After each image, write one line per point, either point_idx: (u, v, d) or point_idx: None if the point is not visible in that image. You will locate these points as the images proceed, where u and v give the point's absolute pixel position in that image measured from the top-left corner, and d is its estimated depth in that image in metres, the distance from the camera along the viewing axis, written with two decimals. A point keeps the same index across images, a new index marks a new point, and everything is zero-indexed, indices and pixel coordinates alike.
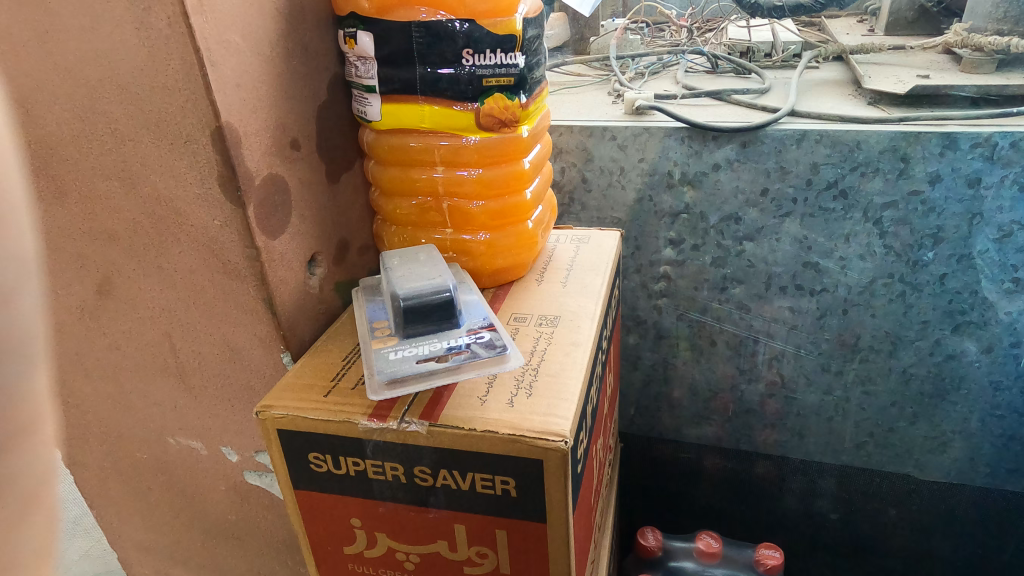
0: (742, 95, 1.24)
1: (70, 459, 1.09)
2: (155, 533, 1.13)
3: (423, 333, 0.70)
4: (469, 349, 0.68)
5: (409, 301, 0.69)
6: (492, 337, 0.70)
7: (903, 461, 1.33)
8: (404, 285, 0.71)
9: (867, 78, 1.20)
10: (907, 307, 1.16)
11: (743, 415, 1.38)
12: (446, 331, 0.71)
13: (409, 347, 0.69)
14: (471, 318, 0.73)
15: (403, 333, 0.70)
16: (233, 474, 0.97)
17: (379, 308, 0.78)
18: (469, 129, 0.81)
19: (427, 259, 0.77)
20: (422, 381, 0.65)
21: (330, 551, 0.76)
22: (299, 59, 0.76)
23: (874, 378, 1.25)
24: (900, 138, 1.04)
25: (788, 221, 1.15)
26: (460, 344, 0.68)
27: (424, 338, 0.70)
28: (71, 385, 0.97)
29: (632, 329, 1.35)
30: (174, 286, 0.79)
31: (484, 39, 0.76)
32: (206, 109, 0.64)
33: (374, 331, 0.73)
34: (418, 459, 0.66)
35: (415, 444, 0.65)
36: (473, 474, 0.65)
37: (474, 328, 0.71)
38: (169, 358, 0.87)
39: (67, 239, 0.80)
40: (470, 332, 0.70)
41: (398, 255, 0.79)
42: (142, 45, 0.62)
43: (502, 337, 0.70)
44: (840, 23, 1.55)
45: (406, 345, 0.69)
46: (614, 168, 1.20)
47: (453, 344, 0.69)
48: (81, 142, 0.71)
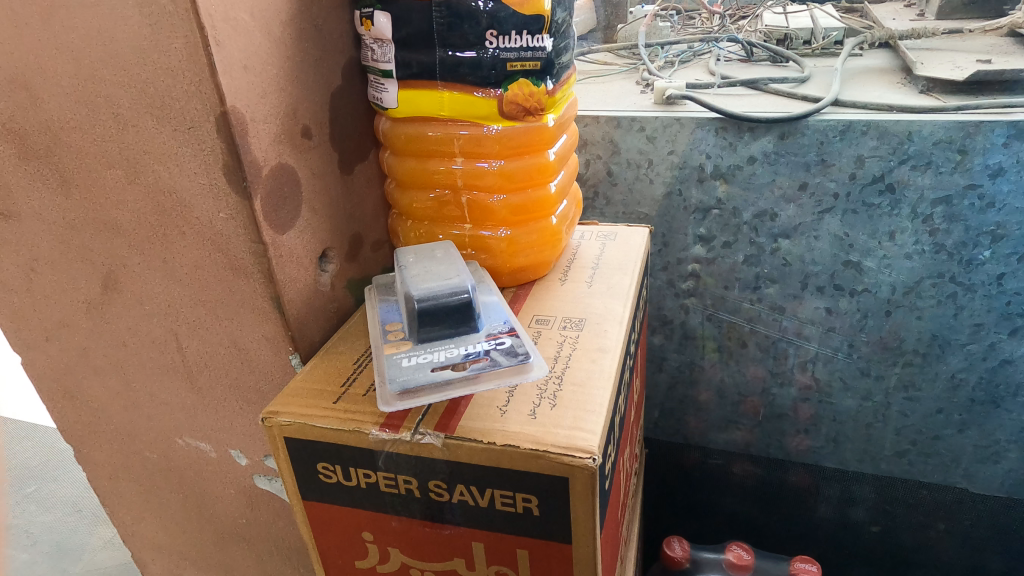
0: (780, 83, 1.18)
1: (80, 456, 1.06)
2: (167, 533, 1.10)
3: (439, 336, 0.65)
4: (488, 356, 0.63)
5: (424, 302, 0.64)
6: (514, 343, 0.65)
7: (947, 472, 1.26)
8: (420, 285, 0.66)
9: (917, 64, 1.12)
10: (957, 309, 1.09)
11: (775, 420, 1.31)
12: (464, 336, 0.66)
13: (424, 353, 0.64)
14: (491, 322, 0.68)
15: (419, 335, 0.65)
16: (242, 478, 0.93)
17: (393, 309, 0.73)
18: (492, 118, 0.76)
19: (444, 256, 0.72)
20: (436, 391, 0.60)
21: (340, 564, 0.72)
22: (313, 41, 0.71)
23: (918, 384, 1.18)
24: (957, 128, 0.96)
25: (829, 217, 1.08)
26: (479, 351, 0.63)
27: (441, 343, 0.65)
28: (78, 381, 0.95)
29: (658, 330, 1.29)
30: (180, 282, 0.75)
31: (509, 19, 0.70)
32: (210, 92, 0.59)
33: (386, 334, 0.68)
34: (432, 473, 0.62)
35: (430, 457, 0.61)
36: (492, 490, 0.60)
37: (496, 333, 0.66)
38: (177, 357, 0.83)
39: (71, 231, 0.77)
40: (490, 338, 0.65)
41: (414, 252, 0.73)
42: (142, 23, 0.58)
43: (525, 344, 0.65)
44: (885, 8, 1.47)
45: (420, 351, 0.64)
46: (642, 160, 1.14)
47: (471, 351, 0.64)
48: (81, 128, 0.67)
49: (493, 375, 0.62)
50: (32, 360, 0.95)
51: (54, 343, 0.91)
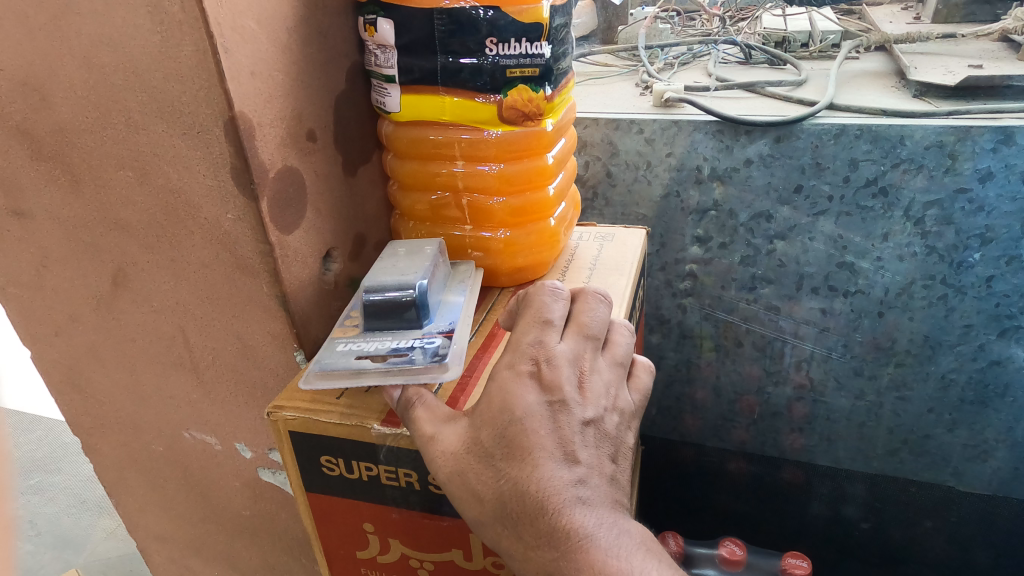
0: (777, 87, 1.19)
1: (88, 449, 1.08)
2: (173, 525, 1.13)
3: (382, 329, 0.68)
4: (412, 354, 0.65)
5: (372, 293, 0.67)
6: (442, 345, 0.66)
7: (939, 469, 1.29)
8: (374, 277, 0.69)
9: (912, 69, 1.14)
10: (949, 310, 1.11)
11: (770, 418, 1.34)
12: (405, 332, 0.68)
13: (360, 342, 0.68)
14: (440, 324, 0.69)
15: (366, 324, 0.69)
16: (247, 470, 0.95)
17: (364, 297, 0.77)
18: (492, 123, 0.78)
19: (403, 253, 0.74)
20: (349, 377, 0.63)
21: (342, 555, 0.75)
22: (318, 46, 0.73)
23: (910, 384, 1.20)
24: (948, 132, 0.98)
25: (823, 219, 1.10)
26: (405, 347, 0.65)
27: (381, 336, 0.68)
28: (87, 375, 0.97)
29: (655, 329, 1.32)
30: (188, 279, 0.78)
31: (509, 27, 0.72)
32: (219, 98, 0.61)
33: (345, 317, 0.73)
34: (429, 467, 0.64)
35: None
36: None
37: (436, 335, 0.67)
38: (184, 352, 0.86)
39: (83, 229, 0.79)
40: (426, 338, 0.67)
41: (404, 246, 0.76)
42: (155, 30, 0.60)
43: (452, 348, 0.66)
44: (882, 11, 1.48)
45: (359, 339, 0.68)
46: (640, 162, 1.16)
47: (400, 345, 0.66)
48: (93, 130, 0.69)
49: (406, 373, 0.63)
50: (42, 354, 0.98)
51: (65, 337, 0.93)
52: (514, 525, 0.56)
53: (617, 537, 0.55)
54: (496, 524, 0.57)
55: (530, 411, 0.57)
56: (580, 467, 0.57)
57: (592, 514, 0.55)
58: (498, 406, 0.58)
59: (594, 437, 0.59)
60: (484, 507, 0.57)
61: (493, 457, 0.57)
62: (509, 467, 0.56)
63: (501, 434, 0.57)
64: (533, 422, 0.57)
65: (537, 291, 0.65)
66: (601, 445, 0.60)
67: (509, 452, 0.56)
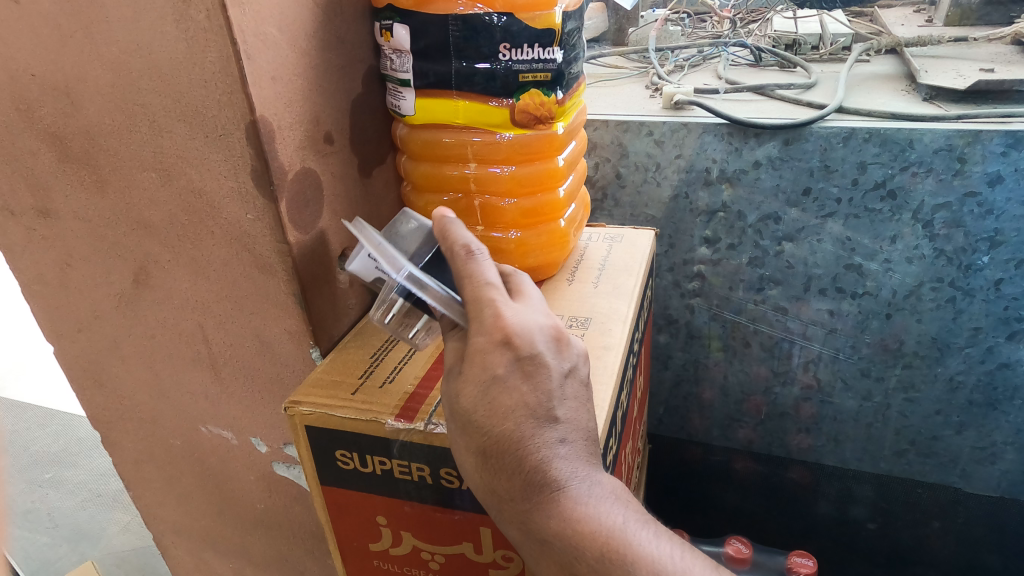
0: (786, 89, 1.20)
1: (108, 442, 1.11)
2: (189, 517, 1.15)
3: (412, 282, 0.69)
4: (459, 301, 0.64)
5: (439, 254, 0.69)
6: None
7: (947, 471, 1.28)
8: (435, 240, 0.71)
9: (922, 72, 1.15)
10: (957, 313, 1.11)
11: (777, 418, 1.35)
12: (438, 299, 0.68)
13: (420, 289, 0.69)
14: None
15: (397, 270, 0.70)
16: (262, 465, 0.97)
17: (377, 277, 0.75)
18: (504, 126, 0.79)
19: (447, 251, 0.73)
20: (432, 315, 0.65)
21: (356, 547, 0.77)
22: (336, 51, 0.75)
23: (917, 385, 1.21)
24: (957, 136, 0.99)
25: (831, 221, 1.11)
26: None
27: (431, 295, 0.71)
28: (108, 371, 0.99)
29: (663, 328, 1.33)
30: (207, 278, 0.80)
31: (522, 33, 0.74)
32: (241, 102, 0.63)
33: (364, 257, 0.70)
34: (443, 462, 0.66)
35: (442, 447, 0.65)
36: None
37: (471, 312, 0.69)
38: (202, 348, 0.88)
39: (106, 228, 0.81)
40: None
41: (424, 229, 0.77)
42: (181, 37, 0.62)
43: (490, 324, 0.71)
44: (894, 14, 1.48)
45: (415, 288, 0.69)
46: (650, 164, 1.17)
47: None
48: (118, 133, 0.71)
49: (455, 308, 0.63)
50: (65, 349, 1.00)
51: (87, 333, 0.96)
52: (492, 471, 0.55)
53: (594, 485, 0.54)
54: (477, 468, 0.56)
55: (509, 373, 0.54)
56: (561, 425, 0.55)
57: (571, 461, 0.54)
58: (473, 367, 0.55)
59: (572, 391, 0.57)
60: (469, 456, 0.56)
61: (475, 403, 0.55)
62: (485, 418, 0.55)
63: (474, 384, 0.55)
64: (513, 380, 0.54)
65: (463, 257, 0.57)
66: (578, 396, 0.58)
67: (483, 401, 0.55)
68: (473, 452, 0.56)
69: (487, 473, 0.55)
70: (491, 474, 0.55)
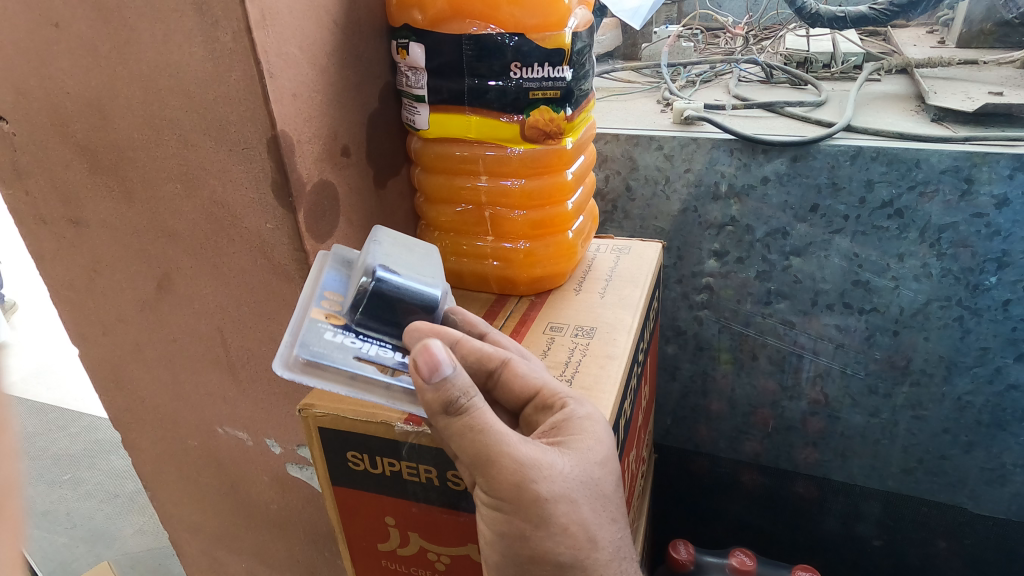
0: (796, 107, 1.22)
1: (128, 442, 1.15)
2: (204, 517, 1.18)
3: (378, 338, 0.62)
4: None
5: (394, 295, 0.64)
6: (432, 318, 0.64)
7: (955, 491, 1.28)
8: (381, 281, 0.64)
9: (932, 93, 1.16)
10: (965, 332, 1.12)
11: (784, 431, 1.35)
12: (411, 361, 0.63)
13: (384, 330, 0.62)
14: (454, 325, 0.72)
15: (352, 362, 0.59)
16: (276, 466, 1.00)
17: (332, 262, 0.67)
18: (514, 141, 0.82)
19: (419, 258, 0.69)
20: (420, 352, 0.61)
21: (365, 546, 0.79)
22: (353, 68, 0.78)
23: (925, 403, 1.21)
24: (964, 157, 1.00)
25: (839, 237, 1.12)
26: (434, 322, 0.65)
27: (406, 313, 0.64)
28: (130, 371, 1.03)
29: (672, 340, 1.35)
30: (228, 284, 0.83)
31: (533, 53, 0.76)
32: (264, 118, 0.67)
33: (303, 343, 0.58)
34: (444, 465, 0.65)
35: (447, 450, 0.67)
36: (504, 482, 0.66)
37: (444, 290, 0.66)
38: (221, 351, 0.91)
39: (133, 236, 0.85)
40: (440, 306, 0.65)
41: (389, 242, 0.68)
42: (207, 56, 0.65)
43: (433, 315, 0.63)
44: (906, 34, 1.49)
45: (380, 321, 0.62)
46: (659, 177, 1.20)
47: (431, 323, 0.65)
48: (147, 145, 0.75)
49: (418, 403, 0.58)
50: (89, 351, 1.04)
51: (111, 337, 1.00)
52: (557, 556, 0.55)
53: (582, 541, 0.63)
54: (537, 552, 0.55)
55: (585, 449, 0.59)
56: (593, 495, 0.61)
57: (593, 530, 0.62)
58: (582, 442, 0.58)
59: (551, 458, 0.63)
60: (534, 539, 0.54)
61: (556, 483, 0.54)
62: (563, 499, 0.54)
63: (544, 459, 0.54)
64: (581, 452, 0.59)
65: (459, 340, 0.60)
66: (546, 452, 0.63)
67: (564, 483, 0.54)
68: (541, 537, 0.54)
69: (551, 558, 0.54)
70: (556, 557, 0.55)
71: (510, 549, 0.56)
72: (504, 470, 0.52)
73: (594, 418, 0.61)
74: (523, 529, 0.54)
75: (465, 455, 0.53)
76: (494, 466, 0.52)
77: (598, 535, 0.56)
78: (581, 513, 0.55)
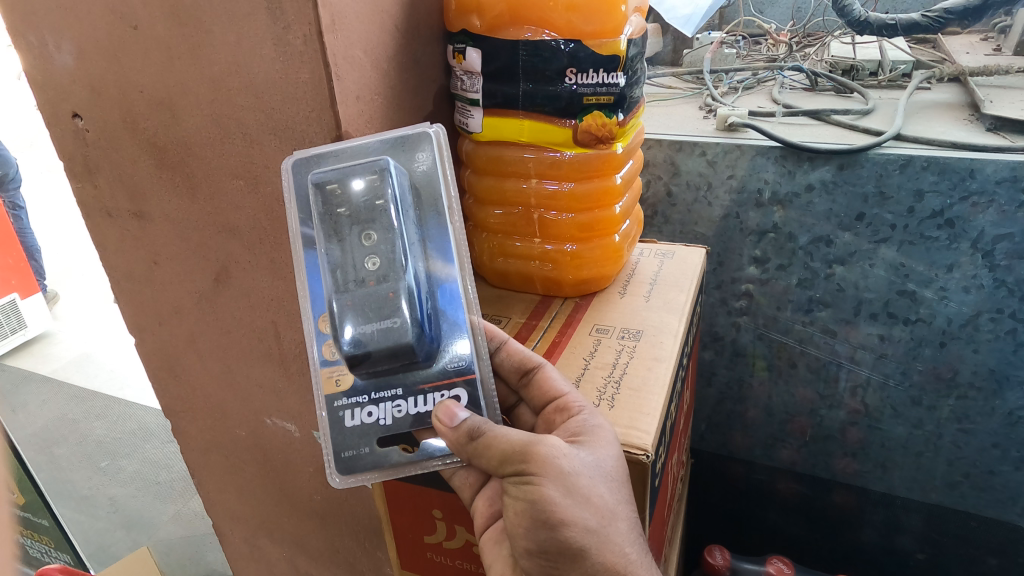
0: (842, 115, 1.21)
1: (178, 430, 1.18)
2: (247, 504, 1.21)
3: (388, 371, 0.64)
4: (461, 382, 0.65)
5: (359, 289, 0.61)
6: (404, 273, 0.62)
7: (1004, 507, 1.26)
8: (354, 286, 0.61)
9: (987, 103, 1.15)
10: (1017, 346, 1.10)
11: (822, 440, 1.35)
12: (420, 370, 0.65)
13: (364, 325, 0.60)
14: (455, 250, 0.67)
15: (378, 443, 0.66)
16: (323, 457, 1.03)
17: (311, 248, 0.66)
18: (566, 144, 0.84)
19: (379, 207, 0.63)
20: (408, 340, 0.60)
21: (412, 537, 0.82)
22: (411, 71, 0.80)
23: (971, 417, 1.19)
24: (1021, 168, 0.99)
25: (885, 246, 1.11)
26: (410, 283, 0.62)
27: (374, 288, 0.61)
28: (183, 362, 1.07)
29: (709, 345, 1.35)
30: (285, 278, 0.86)
31: (588, 59, 0.77)
32: (329, 119, 0.69)
33: (337, 451, 0.66)
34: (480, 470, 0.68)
35: None
36: None
37: (402, 274, 0.61)
38: (274, 344, 0.94)
39: (195, 230, 0.88)
40: (413, 294, 0.61)
41: (337, 183, 0.64)
42: (278, 59, 0.68)
43: (399, 294, 0.60)
44: (958, 42, 1.47)
45: (353, 316, 0.60)
46: (701, 183, 1.20)
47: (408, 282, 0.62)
48: (214, 145, 0.78)
49: (433, 432, 0.65)
50: (145, 341, 1.08)
51: (167, 327, 1.03)
52: (583, 522, 0.57)
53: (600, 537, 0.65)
54: (563, 523, 0.57)
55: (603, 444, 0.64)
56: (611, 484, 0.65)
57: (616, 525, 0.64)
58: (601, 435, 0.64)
59: None
60: (556, 508, 0.56)
61: (575, 460, 0.59)
62: (581, 474, 0.58)
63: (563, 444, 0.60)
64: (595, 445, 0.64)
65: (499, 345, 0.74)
66: None
67: (581, 462, 0.59)
68: (563, 508, 0.57)
69: (575, 523, 0.57)
70: (580, 523, 0.57)
71: (534, 528, 0.58)
72: (530, 451, 0.58)
73: (591, 414, 0.66)
74: (549, 497, 0.56)
75: (487, 455, 0.59)
76: (517, 452, 0.58)
77: (617, 509, 0.60)
78: (600, 489, 0.59)
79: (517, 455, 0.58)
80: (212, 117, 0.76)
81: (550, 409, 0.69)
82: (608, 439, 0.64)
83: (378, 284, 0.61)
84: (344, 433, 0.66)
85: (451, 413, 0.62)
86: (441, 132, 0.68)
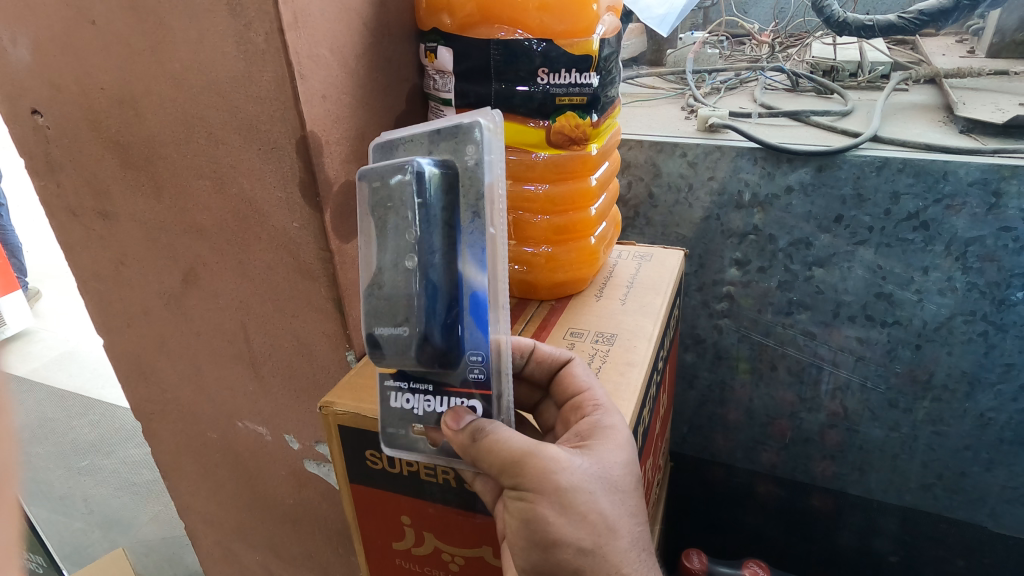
0: (822, 116, 1.21)
1: (149, 433, 1.16)
2: (220, 508, 1.20)
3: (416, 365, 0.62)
4: (478, 394, 0.60)
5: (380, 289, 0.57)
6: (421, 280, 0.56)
7: (976, 510, 1.26)
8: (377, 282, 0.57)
9: (960, 104, 1.15)
10: (989, 348, 1.10)
11: (802, 443, 1.34)
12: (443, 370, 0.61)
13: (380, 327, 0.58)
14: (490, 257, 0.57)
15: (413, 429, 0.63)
16: (294, 461, 1.01)
17: None
18: (539, 146, 0.83)
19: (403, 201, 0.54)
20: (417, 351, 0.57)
21: (382, 544, 0.80)
22: (382, 71, 0.79)
23: (946, 419, 1.19)
24: (993, 171, 0.98)
25: (863, 248, 1.11)
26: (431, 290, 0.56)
27: (390, 292, 0.57)
28: (153, 364, 1.05)
29: (690, 347, 1.34)
30: (253, 280, 0.84)
31: (560, 59, 0.76)
32: (293, 119, 0.67)
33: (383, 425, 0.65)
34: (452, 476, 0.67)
35: None
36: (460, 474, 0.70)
37: (416, 283, 0.55)
38: (244, 347, 0.92)
39: (161, 231, 0.86)
40: (428, 306, 0.56)
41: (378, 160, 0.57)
42: (239, 57, 0.66)
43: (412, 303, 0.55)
44: (936, 43, 1.48)
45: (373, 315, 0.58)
46: (682, 185, 1.19)
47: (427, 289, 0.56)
48: (179, 144, 0.76)
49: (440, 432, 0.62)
50: (114, 342, 1.06)
51: (136, 329, 1.01)
52: (576, 542, 0.55)
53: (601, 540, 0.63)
54: (555, 541, 0.55)
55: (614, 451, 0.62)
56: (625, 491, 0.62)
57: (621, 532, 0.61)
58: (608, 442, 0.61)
59: None
60: (549, 528, 0.55)
61: (575, 475, 0.56)
62: (580, 490, 0.56)
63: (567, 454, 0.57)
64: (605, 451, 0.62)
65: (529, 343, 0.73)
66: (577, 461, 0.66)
67: (582, 477, 0.56)
68: (560, 527, 0.55)
69: (568, 543, 0.55)
70: (574, 543, 0.55)
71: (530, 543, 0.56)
72: (532, 463, 0.55)
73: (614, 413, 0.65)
74: (544, 515, 0.55)
75: (487, 461, 0.57)
76: (515, 464, 0.56)
77: (616, 525, 0.57)
78: (600, 505, 0.56)
79: (518, 467, 0.55)
80: (177, 116, 0.74)
81: (570, 407, 0.68)
82: (615, 447, 0.61)
83: (394, 287, 0.56)
84: (389, 412, 0.64)
85: (459, 415, 0.59)
86: (495, 119, 0.56)
